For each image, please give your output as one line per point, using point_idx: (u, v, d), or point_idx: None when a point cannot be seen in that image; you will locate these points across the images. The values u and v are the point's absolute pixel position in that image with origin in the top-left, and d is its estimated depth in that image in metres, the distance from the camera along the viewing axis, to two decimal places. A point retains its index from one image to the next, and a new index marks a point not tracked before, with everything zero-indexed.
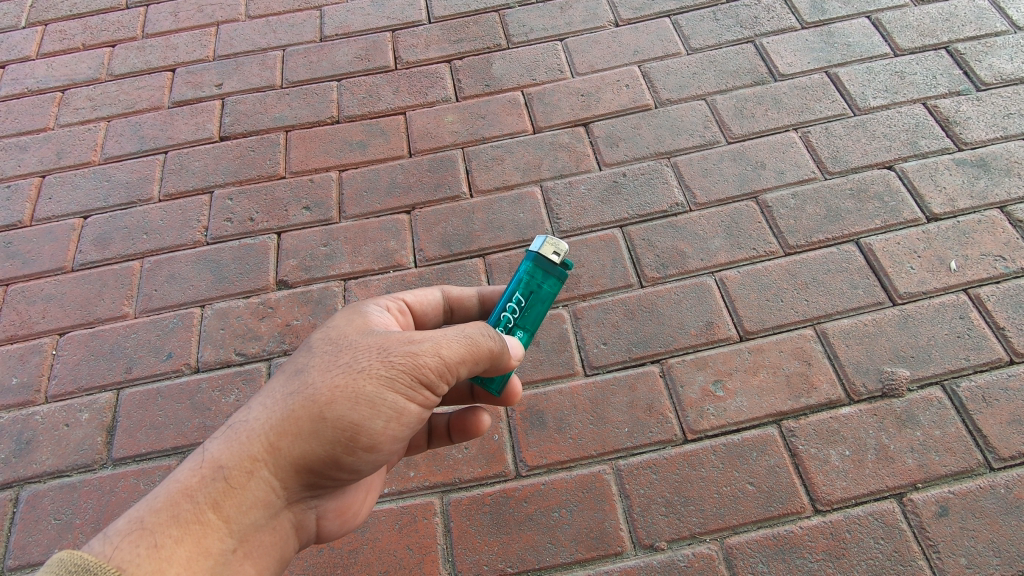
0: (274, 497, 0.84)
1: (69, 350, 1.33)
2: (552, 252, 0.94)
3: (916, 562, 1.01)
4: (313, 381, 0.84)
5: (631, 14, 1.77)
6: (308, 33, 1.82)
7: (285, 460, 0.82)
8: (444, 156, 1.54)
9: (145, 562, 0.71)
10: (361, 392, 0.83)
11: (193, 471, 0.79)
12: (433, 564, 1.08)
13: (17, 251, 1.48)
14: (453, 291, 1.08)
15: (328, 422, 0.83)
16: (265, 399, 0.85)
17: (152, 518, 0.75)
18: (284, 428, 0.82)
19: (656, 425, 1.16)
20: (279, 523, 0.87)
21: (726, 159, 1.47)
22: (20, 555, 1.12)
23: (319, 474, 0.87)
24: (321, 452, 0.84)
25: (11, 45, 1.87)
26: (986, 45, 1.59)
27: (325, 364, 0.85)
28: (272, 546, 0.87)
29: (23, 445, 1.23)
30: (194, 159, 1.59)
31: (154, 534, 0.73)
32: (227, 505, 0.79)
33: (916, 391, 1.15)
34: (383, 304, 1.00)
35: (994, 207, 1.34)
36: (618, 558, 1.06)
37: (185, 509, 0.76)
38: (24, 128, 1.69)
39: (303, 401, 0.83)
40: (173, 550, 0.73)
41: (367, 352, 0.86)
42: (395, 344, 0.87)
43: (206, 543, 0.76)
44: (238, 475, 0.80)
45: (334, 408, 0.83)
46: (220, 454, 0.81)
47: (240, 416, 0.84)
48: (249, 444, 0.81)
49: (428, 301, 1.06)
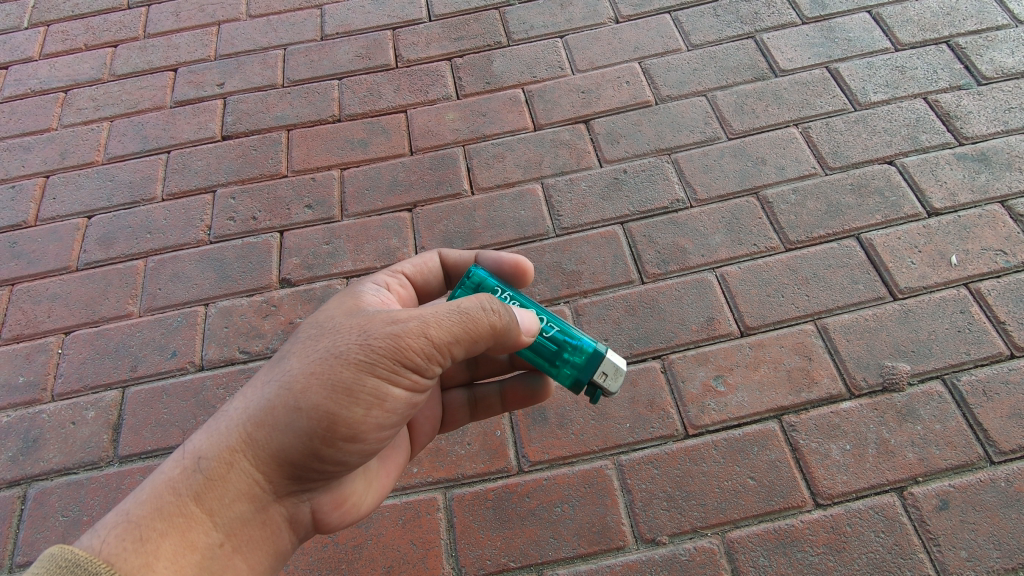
0: (260, 490, 0.84)
1: (75, 349, 1.34)
2: (600, 375, 0.92)
3: (916, 556, 1.01)
4: (291, 369, 0.84)
5: (631, 10, 1.77)
6: (309, 32, 1.82)
7: (265, 452, 0.83)
8: (445, 154, 1.55)
9: (131, 555, 0.72)
10: (337, 378, 0.83)
11: (176, 466, 0.81)
12: (436, 559, 1.09)
13: (22, 250, 1.50)
14: (454, 257, 1.09)
15: (305, 411, 0.82)
16: (245, 392, 0.86)
17: (138, 511, 0.77)
18: (262, 418, 0.83)
19: (657, 420, 1.17)
20: (270, 516, 0.88)
21: (726, 155, 1.48)
22: (29, 551, 1.13)
23: (306, 465, 0.86)
24: (301, 443, 0.83)
25: (14, 46, 1.88)
26: (987, 39, 1.58)
27: (304, 351, 0.86)
28: (263, 540, 0.87)
29: (31, 443, 1.24)
30: (196, 158, 1.60)
31: (141, 528, 0.75)
32: (209, 498, 0.80)
33: (917, 384, 1.16)
34: (382, 280, 1.03)
35: (995, 202, 1.34)
36: (620, 551, 1.07)
37: (169, 502, 0.78)
38: (28, 128, 1.70)
39: (278, 392, 0.83)
40: (157, 544, 0.75)
41: (345, 338, 0.85)
42: (373, 329, 0.86)
43: (191, 536, 0.77)
44: (219, 468, 0.81)
45: (310, 395, 0.82)
46: (201, 448, 0.82)
47: (224, 409, 0.86)
48: (227, 436, 0.82)
49: (427, 269, 1.08)
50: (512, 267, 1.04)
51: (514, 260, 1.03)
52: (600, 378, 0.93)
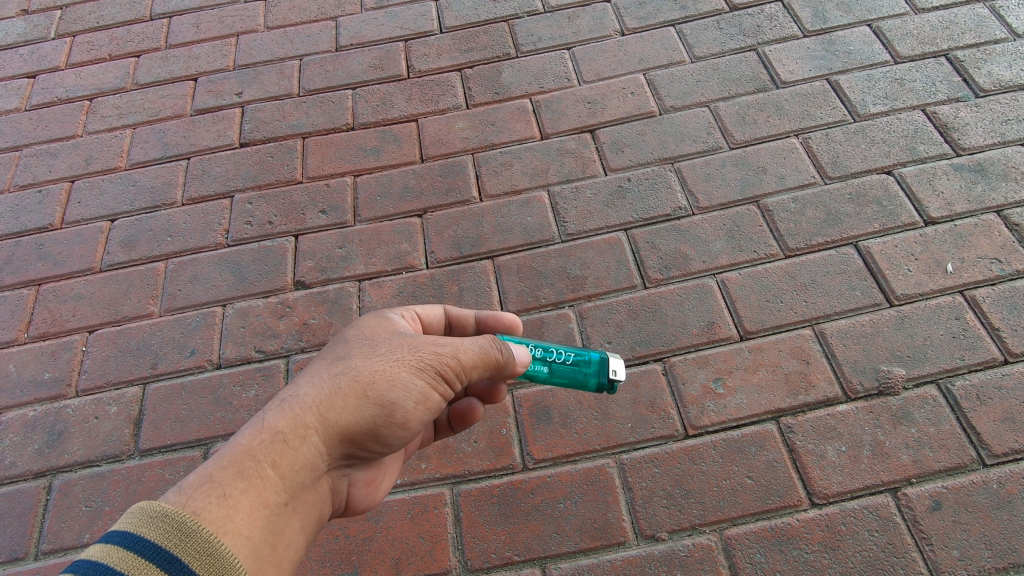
0: (323, 462, 0.89)
1: (98, 346, 1.40)
2: (614, 370, 1.00)
3: (909, 554, 1.04)
4: (356, 365, 0.92)
5: (636, 24, 1.81)
6: (324, 43, 1.88)
7: (333, 429, 0.89)
8: (456, 162, 1.60)
9: (214, 507, 0.75)
10: (396, 376, 0.92)
11: (254, 435, 0.84)
12: (444, 551, 1.12)
13: (49, 252, 1.56)
14: (457, 311, 1.14)
15: (371, 399, 0.90)
16: (312, 377, 0.91)
17: (219, 472, 0.80)
18: (333, 401, 0.89)
19: (658, 421, 1.21)
20: (321, 487, 0.92)
21: (728, 164, 1.52)
22: (54, 540, 1.18)
23: (359, 446, 0.93)
24: (363, 426, 0.91)
25: (41, 56, 1.95)
26: (986, 53, 1.62)
27: (367, 353, 0.94)
28: (315, 504, 0.91)
29: (56, 436, 1.29)
30: (215, 164, 1.66)
31: (222, 485, 0.78)
32: (283, 464, 0.84)
33: (912, 389, 1.19)
34: (398, 316, 1.07)
35: (991, 211, 1.38)
36: (621, 547, 1.10)
37: (248, 465, 0.81)
38: (55, 135, 1.77)
39: (349, 380, 0.90)
40: (238, 500, 0.78)
41: (401, 347, 0.95)
42: (424, 343, 0.96)
43: (266, 495, 0.81)
44: (294, 437, 0.85)
45: (376, 388, 0.91)
46: (277, 421, 0.86)
47: (290, 390, 0.90)
48: (303, 411, 0.87)
49: (433, 318, 1.12)
50: (509, 325, 1.14)
51: (510, 320, 1.14)
52: (615, 377, 1.00)
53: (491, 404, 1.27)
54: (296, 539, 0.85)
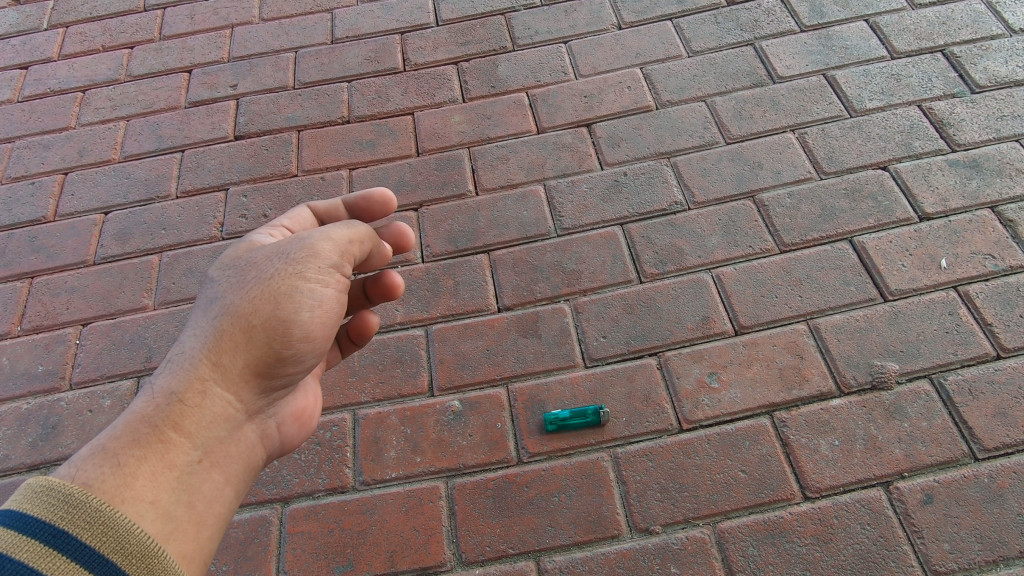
0: (232, 410, 0.91)
1: (92, 339, 1.40)
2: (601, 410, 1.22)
3: (900, 547, 1.05)
4: (235, 302, 0.93)
5: (633, 18, 1.81)
6: (319, 36, 1.87)
7: (231, 373, 0.90)
8: (451, 156, 1.60)
9: (110, 478, 0.76)
10: (279, 291, 0.93)
11: (147, 401, 0.84)
12: (438, 545, 1.13)
13: (41, 245, 1.55)
14: (324, 205, 1.14)
15: (258, 326, 0.92)
16: (194, 330, 0.91)
17: (114, 443, 0.79)
18: (221, 344, 0.89)
19: (653, 415, 1.21)
20: (242, 434, 0.94)
21: (724, 159, 1.52)
22: None
23: (266, 377, 0.95)
24: (261, 356, 0.93)
25: (34, 47, 1.94)
26: (982, 48, 1.62)
27: (239, 286, 0.94)
28: (240, 454, 0.94)
29: (50, 429, 1.29)
30: (210, 157, 1.65)
31: (118, 455, 0.78)
32: (186, 423, 0.85)
33: (905, 383, 1.20)
34: (264, 233, 1.06)
35: (986, 207, 1.38)
36: (614, 540, 1.11)
37: (145, 432, 0.81)
38: (48, 127, 1.75)
39: (232, 318, 0.91)
40: (137, 466, 0.78)
41: (270, 263, 0.96)
42: (290, 248, 0.97)
43: (170, 457, 0.82)
44: (191, 395, 0.86)
45: (259, 313, 0.92)
46: (168, 383, 0.86)
47: (177, 351, 0.90)
48: (193, 366, 0.87)
49: (303, 222, 1.12)
50: (382, 199, 1.13)
51: (379, 193, 1.13)
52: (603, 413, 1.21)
53: (486, 398, 1.27)
54: (221, 492, 0.88)
